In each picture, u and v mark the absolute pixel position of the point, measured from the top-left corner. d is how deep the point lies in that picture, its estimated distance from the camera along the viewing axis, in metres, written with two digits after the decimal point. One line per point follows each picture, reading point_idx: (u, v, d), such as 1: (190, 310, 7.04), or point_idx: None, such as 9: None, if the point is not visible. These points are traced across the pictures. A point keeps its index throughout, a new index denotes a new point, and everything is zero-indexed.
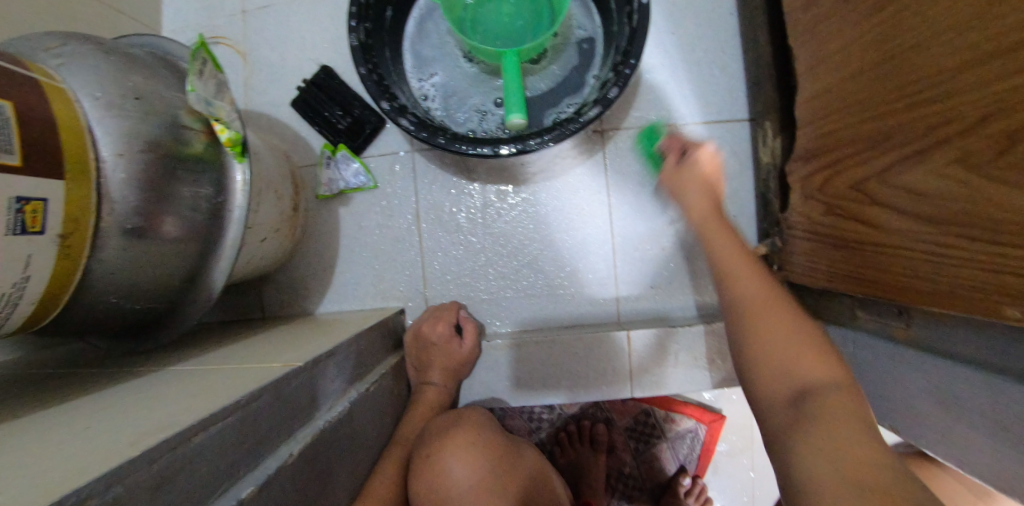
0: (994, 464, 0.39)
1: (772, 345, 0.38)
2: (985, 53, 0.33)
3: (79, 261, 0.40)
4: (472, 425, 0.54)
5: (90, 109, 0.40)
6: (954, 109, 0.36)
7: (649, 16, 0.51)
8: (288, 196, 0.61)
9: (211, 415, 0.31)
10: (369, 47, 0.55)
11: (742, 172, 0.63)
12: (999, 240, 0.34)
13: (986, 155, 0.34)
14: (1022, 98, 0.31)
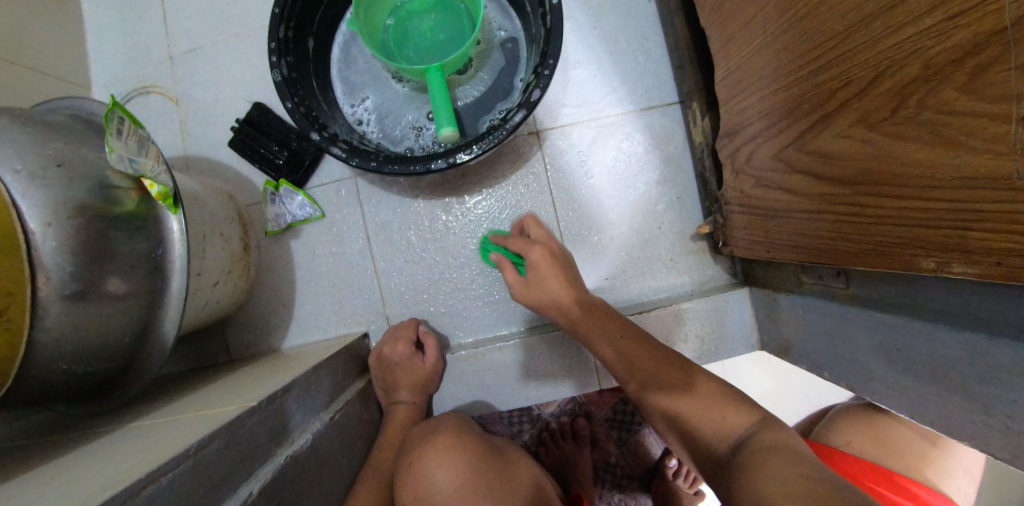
0: (938, 407, 0.41)
1: (700, 416, 0.47)
2: (866, 14, 0.33)
3: (22, 333, 0.40)
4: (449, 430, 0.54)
5: (12, 183, 0.40)
6: (847, 72, 0.35)
7: (562, 15, 0.51)
8: (235, 238, 0.64)
9: (160, 466, 0.31)
10: (295, 80, 0.56)
11: (675, 155, 0.64)
12: (901, 195, 0.33)
13: (882, 114, 0.33)
14: (906, 54, 0.30)
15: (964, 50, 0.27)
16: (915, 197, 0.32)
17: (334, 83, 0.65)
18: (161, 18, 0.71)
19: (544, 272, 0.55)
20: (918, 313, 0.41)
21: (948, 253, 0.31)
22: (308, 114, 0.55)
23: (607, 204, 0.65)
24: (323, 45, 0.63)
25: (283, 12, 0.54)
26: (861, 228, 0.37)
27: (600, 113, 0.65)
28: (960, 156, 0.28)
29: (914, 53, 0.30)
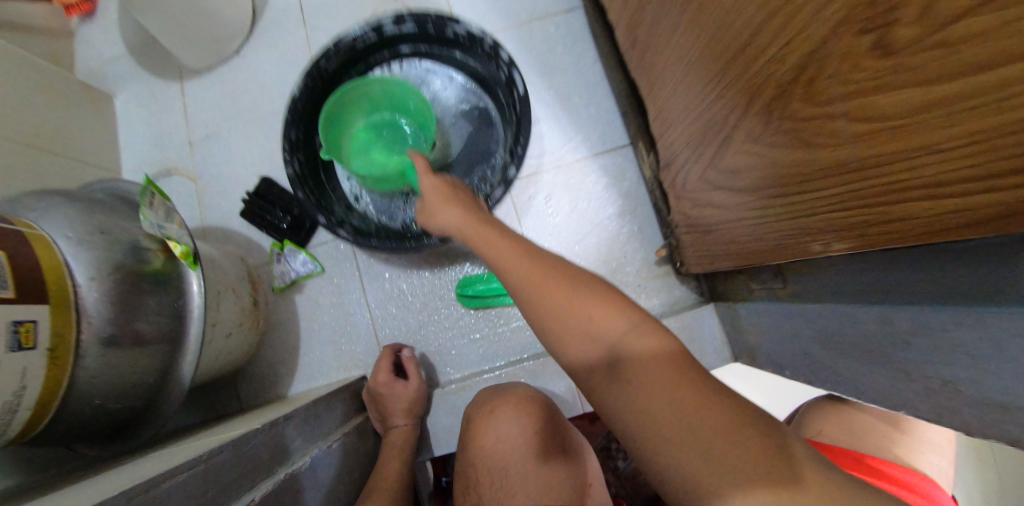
0: (875, 380, 0.45)
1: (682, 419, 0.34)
2: (730, 54, 0.40)
3: (67, 369, 0.46)
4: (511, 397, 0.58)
5: (65, 247, 0.48)
6: (731, 99, 0.42)
7: (528, 106, 0.67)
8: (246, 293, 0.71)
9: (172, 469, 0.36)
10: (305, 172, 0.70)
11: (632, 190, 0.74)
12: (786, 193, 0.39)
13: (756, 131, 0.40)
14: (760, 81, 0.37)
15: (791, 74, 0.34)
16: (795, 193, 0.38)
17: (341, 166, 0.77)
18: (183, 113, 0.84)
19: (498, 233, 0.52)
20: (835, 298, 0.47)
21: (839, 233, 0.35)
22: (312, 199, 0.68)
23: (577, 237, 0.74)
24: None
25: (294, 119, 0.69)
26: (772, 226, 0.43)
27: (560, 161, 0.75)
28: (816, 153, 0.34)
29: (765, 79, 0.37)
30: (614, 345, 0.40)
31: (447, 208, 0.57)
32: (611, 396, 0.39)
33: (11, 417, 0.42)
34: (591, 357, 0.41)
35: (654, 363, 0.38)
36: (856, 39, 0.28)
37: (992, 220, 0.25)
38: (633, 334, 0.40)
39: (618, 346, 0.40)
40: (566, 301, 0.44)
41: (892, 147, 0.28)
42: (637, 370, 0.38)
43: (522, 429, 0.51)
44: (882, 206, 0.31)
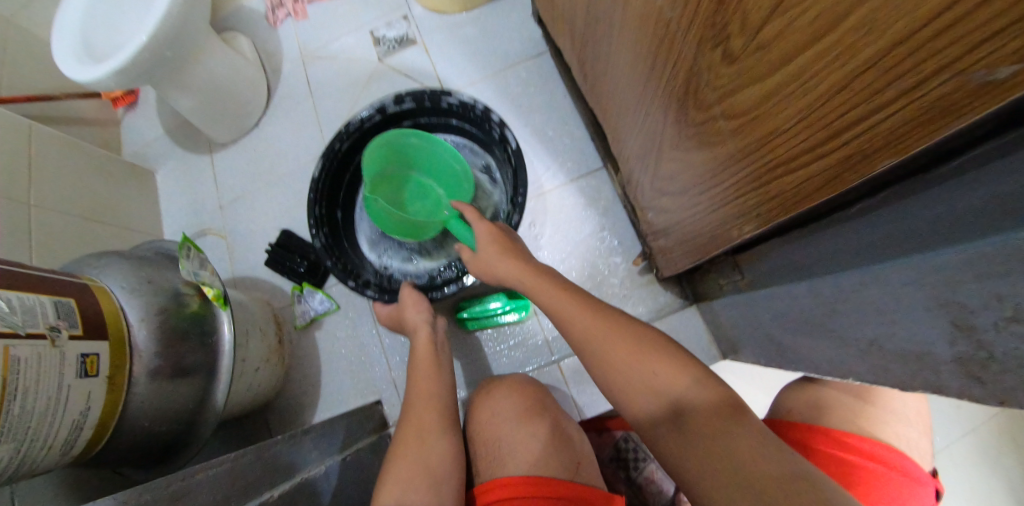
0: (819, 353, 0.49)
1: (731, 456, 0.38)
2: (648, 73, 0.47)
3: (122, 394, 0.55)
4: (500, 379, 0.65)
5: (120, 294, 0.58)
6: (657, 110, 0.49)
7: (522, 162, 0.72)
8: (271, 332, 0.80)
9: (200, 466, 0.44)
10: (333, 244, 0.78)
11: (609, 207, 0.81)
12: (706, 187, 0.44)
13: (677, 135, 0.46)
14: (670, 92, 0.44)
15: (686, 84, 0.40)
16: (712, 186, 0.43)
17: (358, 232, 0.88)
18: (213, 180, 0.97)
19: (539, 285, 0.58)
20: (775, 281, 0.52)
21: (751, 216, 0.41)
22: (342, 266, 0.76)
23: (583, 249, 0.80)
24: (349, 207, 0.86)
25: (319, 197, 0.77)
26: (707, 221, 0.48)
27: (542, 189, 0.83)
28: (716, 152, 0.40)
29: (672, 90, 0.43)
30: (677, 399, 0.44)
31: (504, 260, 0.62)
32: (673, 448, 0.42)
33: (78, 435, 0.50)
34: (652, 410, 0.45)
35: (718, 415, 0.41)
36: (711, 53, 0.34)
37: (830, 185, 0.30)
38: (694, 388, 0.44)
39: (683, 399, 0.43)
40: (636, 357, 0.47)
41: (754, 137, 0.34)
42: (696, 424, 0.41)
43: (514, 407, 0.58)
44: (767, 187, 0.36)
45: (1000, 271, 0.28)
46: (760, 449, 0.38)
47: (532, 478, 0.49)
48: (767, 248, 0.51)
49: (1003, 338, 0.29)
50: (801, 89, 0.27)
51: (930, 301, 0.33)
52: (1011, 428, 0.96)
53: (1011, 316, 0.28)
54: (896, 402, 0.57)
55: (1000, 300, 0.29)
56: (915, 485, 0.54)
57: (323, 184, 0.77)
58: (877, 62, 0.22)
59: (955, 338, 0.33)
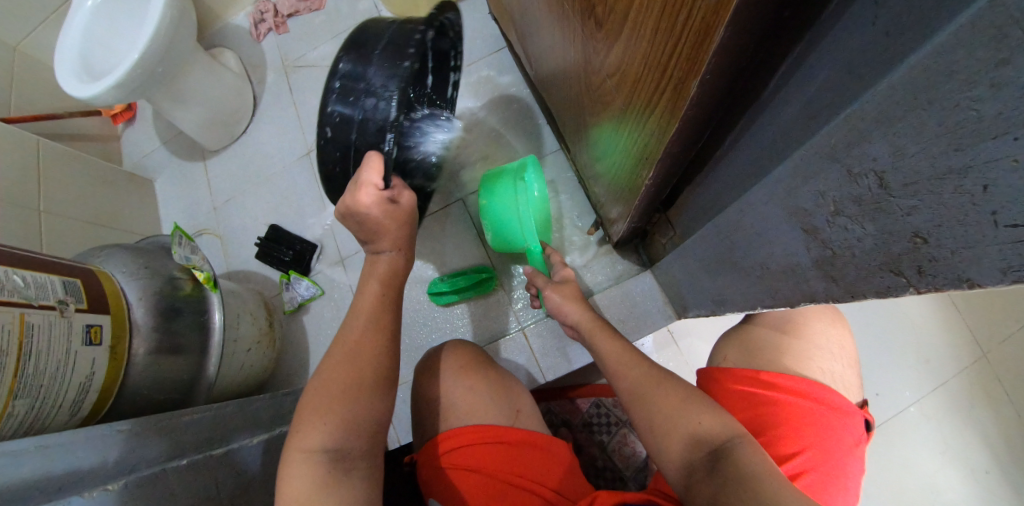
0: (733, 287, 0.55)
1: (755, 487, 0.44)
2: (560, 51, 0.55)
3: (123, 363, 0.61)
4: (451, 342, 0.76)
5: (121, 277, 0.66)
6: (572, 80, 0.56)
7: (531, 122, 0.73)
8: (262, 316, 0.87)
9: (186, 409, 0.54)
10: (386, 57, 0.56)
11: (566, 186, 0.89)
12: (617, 139, 0.51)
13: (590, 95, 0.52)
14: (575, 61, 0.51)
15: (581, 51, 0.47)
16: (619, 136, 0.49)
17: (346, 74, 0.57)
18: (207, 184, 1.05)
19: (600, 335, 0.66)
20: (694, 227, 0.57)
21: (647, 159, 0.47)
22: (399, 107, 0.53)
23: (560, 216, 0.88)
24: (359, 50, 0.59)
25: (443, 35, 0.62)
26: (625, 173, 0.55)
27: None
28: (616, 106, 0.46)
29: (576, 60, 0.50)
30: (718, 446, 0.49)
31: (572, 304, 0.71)
32: (708, 489, 0.47)
33: (85, 397, 0.56)
34: (696, 458, 0.50)
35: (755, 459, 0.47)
36: (585, 21, 0.41)
37: (674, 116, 0.36)
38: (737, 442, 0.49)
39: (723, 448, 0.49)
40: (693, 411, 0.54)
41: (629, 87, 0.40)
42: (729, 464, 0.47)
43: (453, 368, 0.70)
44: (649, 129, 0.42)
45: (817, 173, 0.34)
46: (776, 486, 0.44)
47: (465, 429, 0.63)
48: (685, 197, 0.57)
49: (836, 232, 0.35)
50: (635, 41, 0.34)
51: (786, 214, 0.39)
52: (985, 381, 0.96)
53: (835, 210, 0.34)
54: (816, 339, 0.64)
55: (825, 198, 0.34)
56: (841, 416, 0.59)
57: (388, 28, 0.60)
58: (661, 15, 0.29)
59: (809, 244, 0.38)
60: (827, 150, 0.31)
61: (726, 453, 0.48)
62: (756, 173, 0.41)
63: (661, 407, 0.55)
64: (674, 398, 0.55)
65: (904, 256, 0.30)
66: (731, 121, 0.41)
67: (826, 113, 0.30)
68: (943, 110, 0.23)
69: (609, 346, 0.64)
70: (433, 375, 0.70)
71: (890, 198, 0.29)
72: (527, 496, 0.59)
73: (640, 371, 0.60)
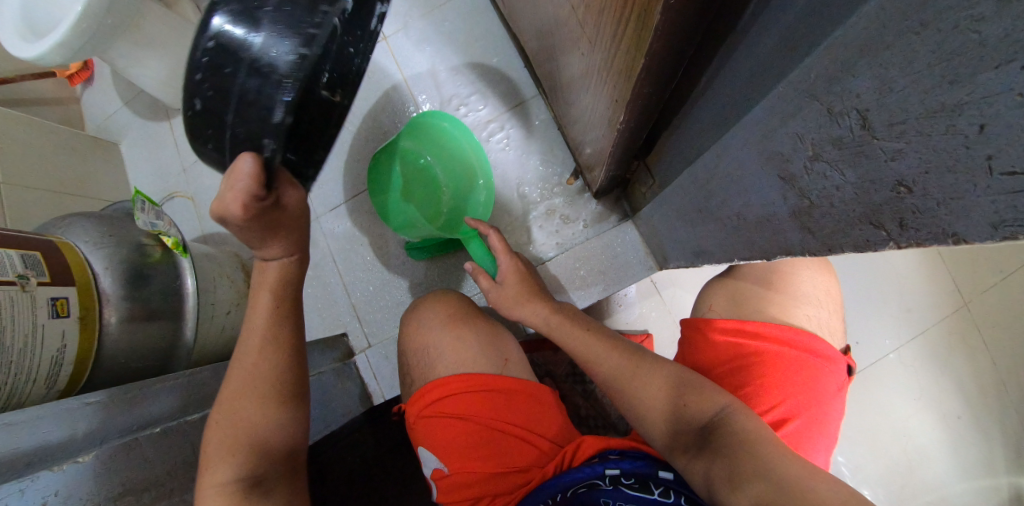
0: (711, 238, 0.52)
1: (759, 459, 0.44)
2: None
3: (95, 332, 0.60)
4: (437, 294, 0.73)
5: (85, 247, 0.64)
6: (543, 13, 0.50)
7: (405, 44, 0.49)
8: (238, 280, 0.86)
9: (162, 376, 0.51)
10: (280, 15, 0.39)
11: (546, 134, 0.85)
12: (589, 76, 0.46)
13: (560, 29, 0.47)
14: None
15: None
16: (591, 72, 0.45)
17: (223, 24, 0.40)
18: (174, 145, 1.00)
19: (568, 328, 0.63)
20: (671, 176, 0.55)
21: (618, 101, 0.43)
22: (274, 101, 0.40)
23: (539, 165, 0.84)
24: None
25: None
26: (598, 117, 0.51)
27: (483, 121, 0.87)
28: (584, 43, 0.42)
29: None
30: (709, 421, 0.50)
31: (531, 306, 0.67)
32: (703, 463, 0.48)
33: (59, 369, 0.56)
34: (687, 437, 0.51)
35: (752, 432, 0.47)
36: None
37: (639, 50, 0.33)
38: (732, 413, 0.50)
39: (715, 421, 0.50)
40: (681, 392, 0.53)
41: (596, 18, 0.36)
42: (727, 437, 0.47)
43: (439, 317, 0.68)
44: (615, 65, 0.38)
45: (794, 113, 0.31)
46: (771, 455, 0.44)
47: (461, 376, 0.61)
48: (663, 144, 0.54)
49: (814, 181, 0.32)
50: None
51: (760, 158, 0.36)
52: (964, 331, 0.96)
53: (814, 155, 0.31)
54: (803, 287, 0.62)
55: (803, 141, 0.31)
56: (826, 363, 0.59)
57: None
58: None
59: (786, 192, 0.36)
60: (807, 85, 0.28)
61: (725, 427, 0.49)
62: (730, 116, 0.38)
63: (646, 394, 0.55)
64: (657, 385, 0.55)
65: (884, 207, 0.28)
66: (709, 54, 0.37)
67: (805, 42, 0.27)
68: (939, 33, 0.20)
69: (583, 337, 0.62)
70: (420, 328, 0.68)
71: (873, 140, 0.26)
72: (518, 444, 0.59)
73: (615, 359, 0.59)
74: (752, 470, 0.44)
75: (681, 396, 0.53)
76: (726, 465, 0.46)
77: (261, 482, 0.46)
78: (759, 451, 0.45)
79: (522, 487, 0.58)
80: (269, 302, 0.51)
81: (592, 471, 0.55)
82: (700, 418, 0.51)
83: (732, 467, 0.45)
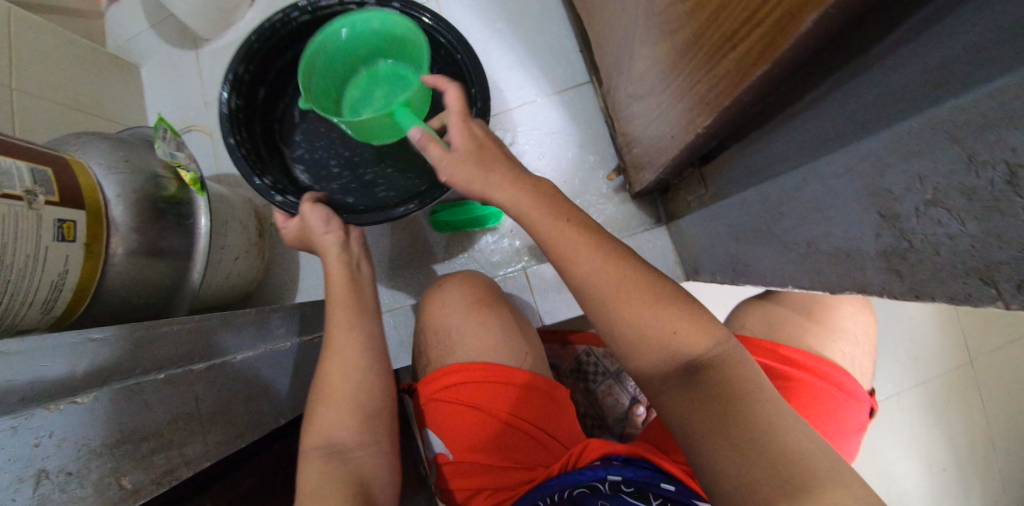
0: (765, 261, 0.50)
1: (748, 426, 0.40)
2: None
3: (100, 263, 0.57)
4: (464, 275, 0.71)
5: (98, 170, 0.60)
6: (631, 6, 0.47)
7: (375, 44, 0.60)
8: (252, 226, 0.82)
9: (174, 318, 0.47)
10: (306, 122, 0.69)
11: (590, 124, 0.81)
12: (674, 71, 0.43)
13: (648, 24, 0.44)
14: None
15: None
16: (676, 71, 0.42)
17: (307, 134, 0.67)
18: (199, 78, 0.96)
19: (553, 217, 0.49)
20: (731, 190, 0.52)
21: (703, 106, 0.40)
22: (252, 148, 0.60)
23: (578, 155, 0.81)
24: (254, 72, 0.61)
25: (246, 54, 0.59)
26: (668, 117, 0.49)
27: (527, 100, 0.83)
28: (678, 38, 0.39)
29: None
30: (698, 362, 0.43)
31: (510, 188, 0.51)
32: (683, 409, 0.43)
33: (57, 296, 0.52)
34: (666, 373, 0.44)
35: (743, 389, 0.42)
36: None
37: (766, 54, 0.30)
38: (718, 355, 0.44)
39: (703, 364, 0.43)
40: (667, 317, 0.45)
41: (708, 13, 0.33)
42: (712, 384, 0.42)
43: (464, 299, 0.65)
44: (717, 65, 0.35)
45: (923, 150, 0.29)
46: (767, 428, 0.40)
47: (480, 366, 0.58)
48: (730, 154, 0.51)
49: (922, 224, 0.30)
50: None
51: (861, 188, 0.34)
52: (965, 386, 0.96)
53: (931, 199, 0.29)
54: (842, 322, 0.60)
55: (922, 182, 0.29)
56: (853, 403, 0.57)
57: (259, 43, 0.59)
58: None
59: (881, 229, 0.34)
60: (950, 125, 0.27)
61: (704, 364, 0.43)
62: (838, 140, 0.36)
63: (633, 317, 0.45)
64: (646, 306, 0.45)
65: (1005, 265, 0.26)
66: (823, 72, 0.34)
67: (980, 74, 0.25)
68: None
69: (570, 232, 0.48)
70: (444, 302, 0.65)
71: (1016, 197, 0.24)
72: (527, 441, 0.57)
73: (602, 266, 0.47)
74: (737, 437, 0.40)
75: (674, 328, 0.44)
76: (711, 423, 0.41)
77: (343, 447, 0.48)
78: (751, 417, 0.41)
79: (523, 482, 0.56)
80: (346, 296, 0.56)
81: (593, 474, 0.52)
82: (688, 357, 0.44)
83: (716, 424, 0.41)
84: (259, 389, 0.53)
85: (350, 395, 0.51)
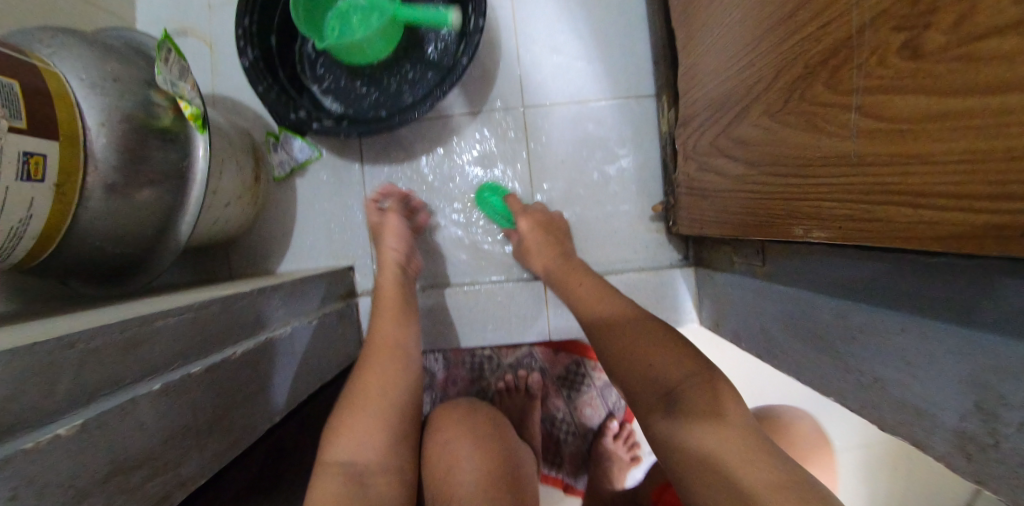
0: (812, 366, 0.48)
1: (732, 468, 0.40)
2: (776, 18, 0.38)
3: (71, 206, 0.48)
4: (483, 421, 0.64)
5: (77, 88, 0.49)
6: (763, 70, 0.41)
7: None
8: (249, 169, 0.73)
9: (170, 308, 0.40)
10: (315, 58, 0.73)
11: (643, 141, 0.75)
12: (797, 170, 0.38)
13: (781, 103, 0.39)
14: (801, 49, 0.35)
15: (827, 56, 0.33)
16: (803, 171, 0.37)
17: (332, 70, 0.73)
18: None
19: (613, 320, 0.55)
20: (797, 283, 0.49)
21: (827, 225, 0.36)
22: (280, 91, 0.65)
23: (624, 172, 0.75)
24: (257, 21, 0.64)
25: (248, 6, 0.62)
26: (761, 201, 0.44)
27: (583, 98, 0.75)
28: (829, 143, 0.34)
29: (810, 49, 0.34)
30: (672, 389, 0.47)
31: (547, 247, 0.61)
32: (666, 427, 0.46)
33: (18, 240, 0.45)
34: (649, 400, 0.48)
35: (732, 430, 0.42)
36: (892, 34, 0.28)
37: (977, 238, 0.25)
38: (688, 383, 0.47)
39: (677, 394, 0.46)
40: (651, 350, 0.51)
41: (897, 151, 0.28)
42: (686, 411, 0.45)
43: (478, 461, 0.57)
44: (875, 205, 0.31)
45: None
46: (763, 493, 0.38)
47: None
48: (806, 250, 0.47)
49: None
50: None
51: (966, 374, 0.31)
52: None
53: None
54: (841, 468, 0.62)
55: None
56: None
57: None
58: None
59: (970, 416, 0.32)
60: None
61: (674, 389, 0.47)
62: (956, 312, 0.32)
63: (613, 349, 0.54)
64: (630, 339, 0.53)
65: None
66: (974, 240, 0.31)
67: None
68: None
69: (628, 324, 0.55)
70: (456, 450, 0.58)
71: None
72: None
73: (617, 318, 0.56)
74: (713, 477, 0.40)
75: (655, 356, 0.50)
76: (695, 466, 0.42)
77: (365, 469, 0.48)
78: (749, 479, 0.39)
79: None
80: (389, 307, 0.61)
81: None
82: (665, 389, 0.48)
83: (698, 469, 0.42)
84: (255, 390, 0.47)
85: (377, 399, 0.51)
